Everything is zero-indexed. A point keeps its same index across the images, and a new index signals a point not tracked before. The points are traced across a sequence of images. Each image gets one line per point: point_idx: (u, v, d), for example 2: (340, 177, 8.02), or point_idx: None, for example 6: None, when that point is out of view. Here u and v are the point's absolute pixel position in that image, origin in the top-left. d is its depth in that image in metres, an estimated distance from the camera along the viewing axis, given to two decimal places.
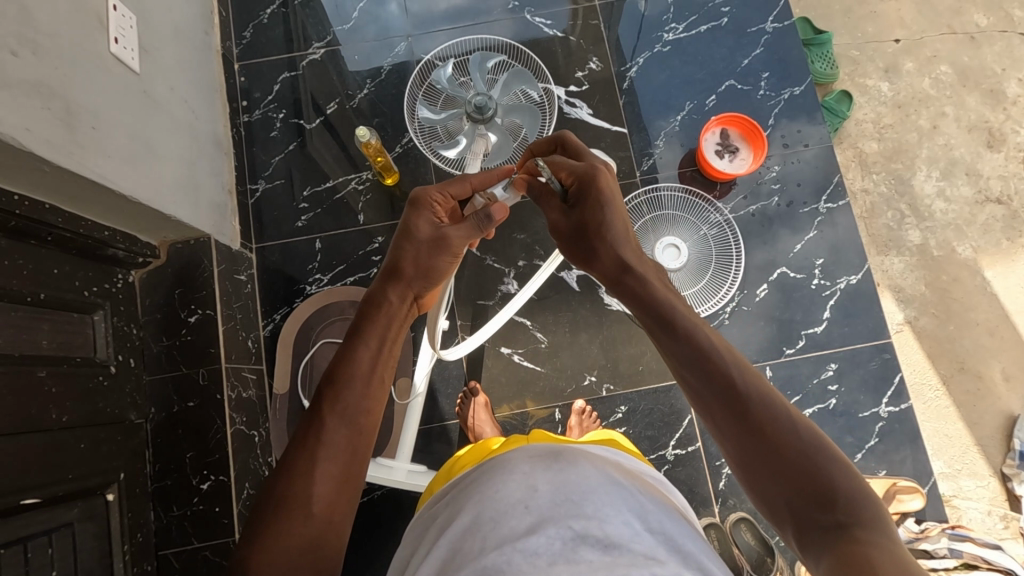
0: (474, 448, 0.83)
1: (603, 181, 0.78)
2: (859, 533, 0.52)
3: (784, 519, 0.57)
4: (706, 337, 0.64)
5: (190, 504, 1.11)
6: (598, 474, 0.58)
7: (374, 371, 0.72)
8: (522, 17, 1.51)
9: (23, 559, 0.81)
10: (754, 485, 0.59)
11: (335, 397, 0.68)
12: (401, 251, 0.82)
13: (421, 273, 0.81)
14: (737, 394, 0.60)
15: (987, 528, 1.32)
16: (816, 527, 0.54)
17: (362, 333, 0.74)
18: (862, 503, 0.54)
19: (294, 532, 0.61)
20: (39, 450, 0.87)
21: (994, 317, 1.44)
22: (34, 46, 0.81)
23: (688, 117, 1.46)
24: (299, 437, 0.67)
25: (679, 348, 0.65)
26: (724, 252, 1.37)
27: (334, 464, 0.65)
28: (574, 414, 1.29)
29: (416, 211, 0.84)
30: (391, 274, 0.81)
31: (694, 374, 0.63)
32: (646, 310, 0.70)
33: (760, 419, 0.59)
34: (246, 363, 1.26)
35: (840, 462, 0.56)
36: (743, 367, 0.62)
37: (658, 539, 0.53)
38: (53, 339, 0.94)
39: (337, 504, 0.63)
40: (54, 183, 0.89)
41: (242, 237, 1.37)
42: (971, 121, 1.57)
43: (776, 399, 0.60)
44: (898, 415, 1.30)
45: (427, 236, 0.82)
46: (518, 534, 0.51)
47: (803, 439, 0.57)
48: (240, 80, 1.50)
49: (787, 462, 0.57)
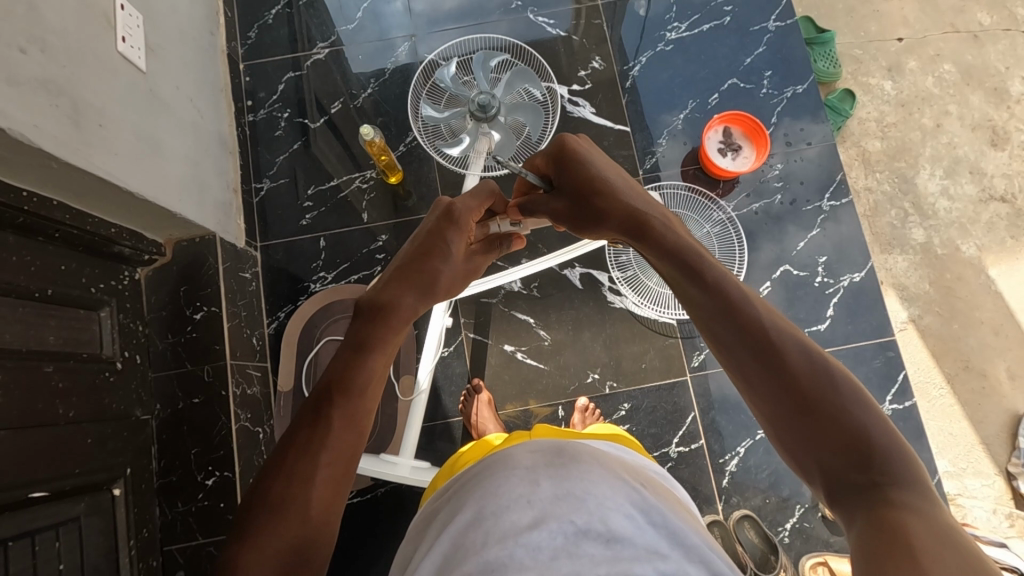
0: (477, 443, 0.83)
1: (574, 144, 0.81)
2: (894, 494, 0.51)
3: (814, 477, 0.56)
4: (740, 293, 0.63)
5: (195, 500, 1.11)
6: (600, 469, 0.59)
7: (375, 375, 0.73)
8: (525, 16, 1.52)
9: (31, 551, 0.82)
10: (785, 443, 0.57)
11: (339, 402, 0.68)
12: (433, 261, 0.83)
13: (448, 291, 0.86)
14: (771, 345, 0.59)
15: (992, 527, 1.31)
16: (850, 488, 0.53)
17: (372, 341, 0.74)
18: (900, 465, 0.52)
19: (290, 531, 0.61)
20: (47, 444, 0.87)
21: (999, 315, 1.44)
22: (43, 45, 0.82)
23: (691, 115, 1.46)
24: (297, 438, 0.66)
25: (710, 305, 0.63)
26: (728, 249, 1.36)
27: (333, 467, 0.65)
28: (578, 412, 1.28)
29: (454, 224, 0.85)
30: (425, 281, 0.81)
31: (726, 328, 0.62)
32: (680, 264, 0.68)
33: (797, 375, 0.57)
34: (251, 360, 1.26)
35: (879, 419, 0.55)
36: (778, 320, 0.61)
37: (660, 534, 0.53)
38: (60, 335, 0.94)
39: (333, 504, 0.64)
40: (62, 180, 0.91)
41: (247, 236, 1.38)
42: (975, 119, 1.56)
43: (813, 352, 0.58)
44: (902, 412, 1.30)
45: (461, 255, 0.87)
46: (521, 528, 0.51)
47: (840, 393, 0.55)
48: (246, 81, 1.51)
49: (823, 419, 0.55)
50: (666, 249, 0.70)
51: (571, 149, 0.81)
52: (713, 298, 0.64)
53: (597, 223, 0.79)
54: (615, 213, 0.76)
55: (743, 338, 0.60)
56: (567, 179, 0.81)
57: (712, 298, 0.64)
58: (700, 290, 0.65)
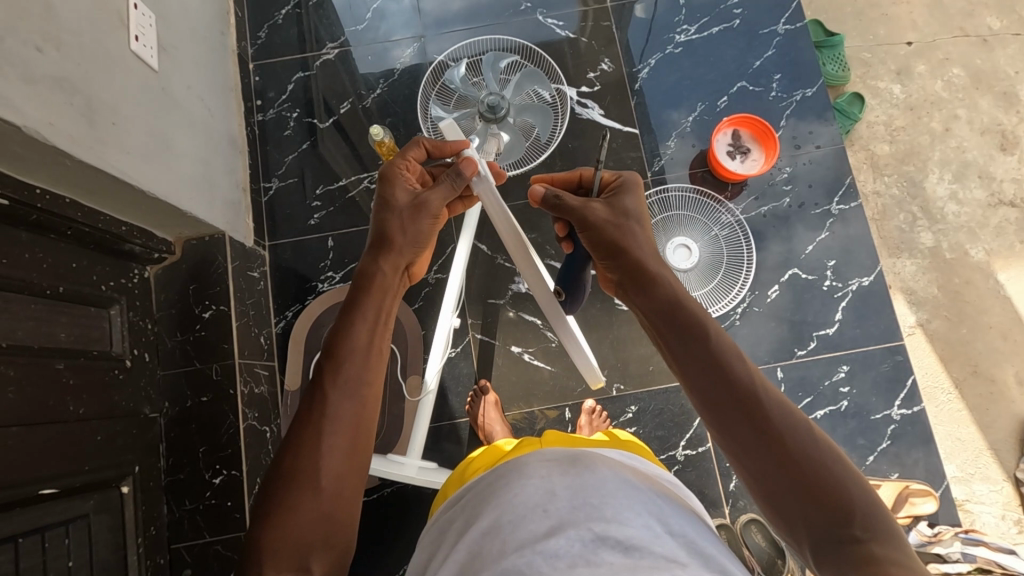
0: (488, 449, 0.83)
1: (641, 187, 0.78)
2: (876, 549, 0.53)
3: (798, 532, 0.56)
4: (726, 344, 0.62)
5: (203, 498, 1.11)
6: (614, 478, 0.58)
7: (371, 343, 0.71)
8: (534, 18, 1.52)
9: (41, 548, 0.82)
10: (767, 494, 0.58)
11: (336, 370, 0.67)
12: (383, 220, 0.80)
13: (409, 240, 0.79)
14: (758, 405, 0.58)
15: (1000, 533, 1.31)
16: (830, 543, 0.54)
17: (359, 305, 0.73)
18: (879, 520, 0.55)
19: (307, 506, 0.61)
20: (59, 440, 0.88)
21: (1008, 320, 1.43)
22: (58, 43, 0.82)
23: (700, 118, 1.46)
24: (303, 412, 0.66)
25: (700, 356, 0.62)
26: (735, 252, 1.37)
27: (339, 439, 0.65)
28: (584, 414, 1.28)
29: (390, 181, 0.83)
30: (379, 243, 0.79)
31: (709, 381, 0.61)
32: (664, 317, 0.66)
33: (780, 432, 0.57)
34: (259, 359, 1.27)
35: (856, 476, 0.57)
36: (762, 377, 0.61)
37: (678, 542, 0.52)
38: (71, 332, 0.95)
39: (345, 478, 0.64)
40: (76, 178, 0.91)
41: (256, 235, 1.38)
42: (984, 123, 1.56)
43: (795, 411, 0.59)
44: (911, 417, 1.29)
45: (403, 204, 0.80)
46: (537, 538, 0.50)
47: (822, 451, 0.57)
48: (255, 81, 1.51)
49: (808, 477, 0.55)
50: (654, 296, 0.68)
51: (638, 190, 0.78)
52: (701, 350, 0.62)
53: (611, 251, 0.72)
54: (644, 251, 0.71)
55: (731, 392, 0.59)
56: (620, 202, 0.76)
57: (702, 352, 0.62)
58: (684, 344, 0.63)
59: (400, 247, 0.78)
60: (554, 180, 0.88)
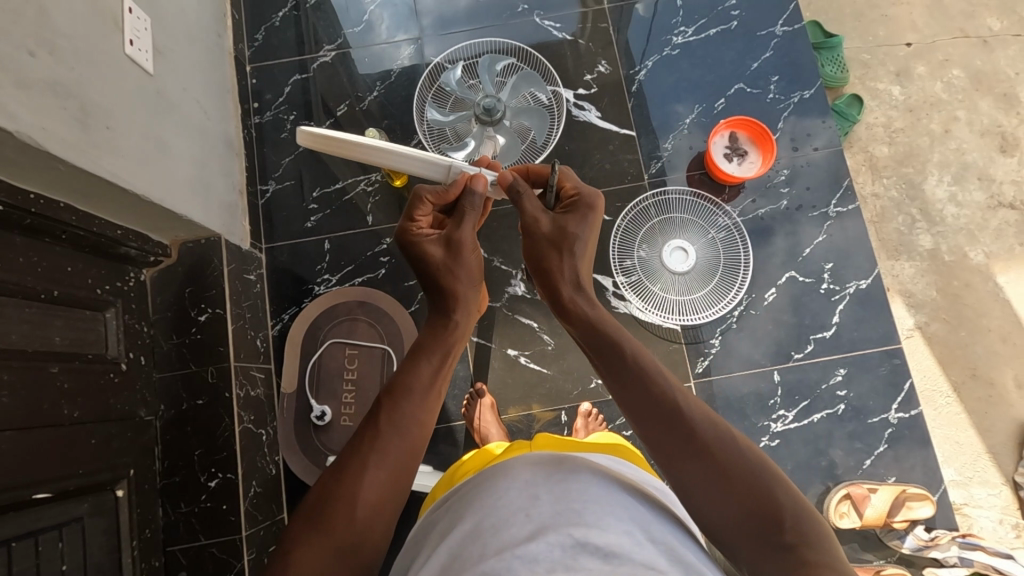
0: (477, 454, 0.83)
1: (598, 201, 0.82)
2: (809, 555, 0.56)
3: (733, 546, 0.60)
4: (656, 370, 0.68)
5: (198, 501, 1.12)
6: (599, 484, 0.58)
7: (433, 384, 0.74)
8: (531, 20, 1.51)
9: (35, 551, 0.83)
10: (700, 515, 0.62)
11: (393, 404, 0.71)
12: (432, 279, 0.82)
13: (470, 284, 0.82)
14: (682, 419, 0.64)
15: (998, 537, 1.30)
16: (765, 552, 0.58)
17: (426, 349, 0.77)
18: (809, 526, 0.58)
19: (338, 532, 0.62)
20: (54, 444, 0.88)
21: (1007, 323, 1.43)
22: (51, 47, 0.82)
23: (698, 119, 1.46)
24: (356, 439, 0.70)
25: (629, 384, 0.68)
26: (732, 255, 1.37)
27: (383, 470, 0.67)
28: (581, 417, 1.28)
29: (415, 244, 0.83)
30: (442, 296, 0.81)
31: (640, 406, 0.66)
32: (601, 343, 0.72)
33: (708, 447, 0.62)
34: (255, 362, 1.27)
35: (785, 482, 0.61)
36: (686, 395, 0.66)
37: (659, 550, 0.52)
38: (65, 335, 0.95)
39: (380, 511, 0.65)
40: (70, 182, 0.91)
41: (252, 237, 1.39)
42: (984, 125, 1.55)
43: (719, 423, 0.64)
44: (908, 421, 1.28)
45: (442, 257, 0.82)
46: (517, 541, 0.50)
47: (749, 459, 0.61)
48: (253, 82, 1.51)
49: (733, 492, 0.60)
50: (588, 324, 0.74)
51: (593, 211, 0.81)
52: (628, 378, 0.68)
53: (541, 268, 0.79)
54: (564, 273, 0.78)
55: (658, 415, 0.65)
56: (565, 220, 0.80)
57: (633, 379, 0.68)
58: (618, 370, 0.69)
59: (469, 292, 0.82)
60: (529, 170, 0.89)
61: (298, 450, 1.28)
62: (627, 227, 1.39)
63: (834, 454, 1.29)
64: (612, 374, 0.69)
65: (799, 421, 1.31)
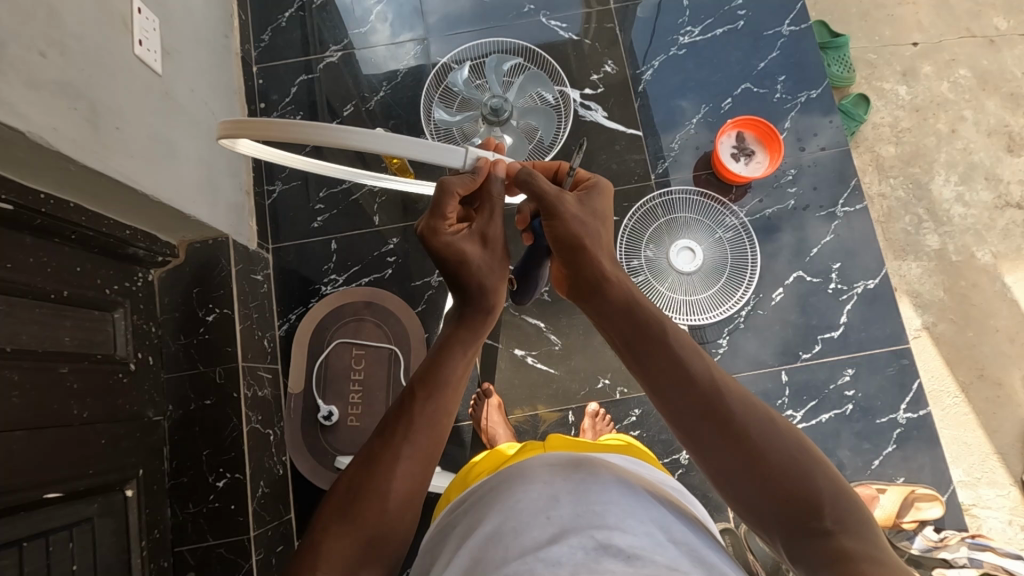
0: (490, 454, 0.83)
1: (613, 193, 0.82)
2: (846, 542, 0.57)
3: (772, 528, 0.61)
4: (688, 352, 0.67)
5: (207, 501, 1.12)
6: (619, 486, 0.58)
7: (460, 378, 0.74)
8: (537, 20, 1.51)
9: (45, 552, 0.82)
10: (739, 497, 0.62)
11: (425, 399, 0.70)
12: (464, 276, 0.78)
13: (500, 278, 0.79)
14: (717, 403, 0.63)
15: (1007, 538, 1.30)
16: (802, 536, 0.59)
17: (462, 342, 0.76)
18: (847, 510, 0.59)
19: (368, 523, 0.63)
20: (63, 444, 0.88)
21: (1015, 323, 1.42)
22: (62, 48, 0.83)
23: (705, 119, 1.45)
24: (385, 429, 0.69)
25: (660, 366, 0.67)
26: (740, 256, 1.36)
27: (414, 463, 0.67)
28: (588, 417, 1.28)
29: (449, 241, 0.77)
30: (473, 294, 0.78)
31: (674, 389, 0.65)
32: (628, 329, 0.70)
33: (744, 429, 0.61)
34: (262, 362, 1.27)
35: (820, 464, 0.61)
36: (719, 376, 0.65)
37: (681, 551, 0.52)
38: (74, 336, 0.95)
39: (409, 503, 0.66)
40: (79, 182, 0.91)
41: (259, 238, 1.39)
42: (991, 125, 1.55)
43: (755, 406, 0.63)
44: (917, 421, 1.28)
45: (479, 254, 0.78)
46: (539, 544, 0.50)
47: (784, 444, 0.61)
48: (259, 83, 1.51)
49: (773, 475, 0.59)
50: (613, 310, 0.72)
51: (606, 198, 0.81)
52: (660, 362, 0.67)
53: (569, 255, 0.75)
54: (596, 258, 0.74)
55: (693, 398, 0.64)
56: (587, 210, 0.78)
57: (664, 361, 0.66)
58: (648, 355, 0.68)
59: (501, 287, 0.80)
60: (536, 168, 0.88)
61: (305, 452, 1.27)
62: (634, 227, 1.38)
63: (842, 455, 1.29)
64: (645, 359, 0.68)
65: (808, 421, 1.30)
